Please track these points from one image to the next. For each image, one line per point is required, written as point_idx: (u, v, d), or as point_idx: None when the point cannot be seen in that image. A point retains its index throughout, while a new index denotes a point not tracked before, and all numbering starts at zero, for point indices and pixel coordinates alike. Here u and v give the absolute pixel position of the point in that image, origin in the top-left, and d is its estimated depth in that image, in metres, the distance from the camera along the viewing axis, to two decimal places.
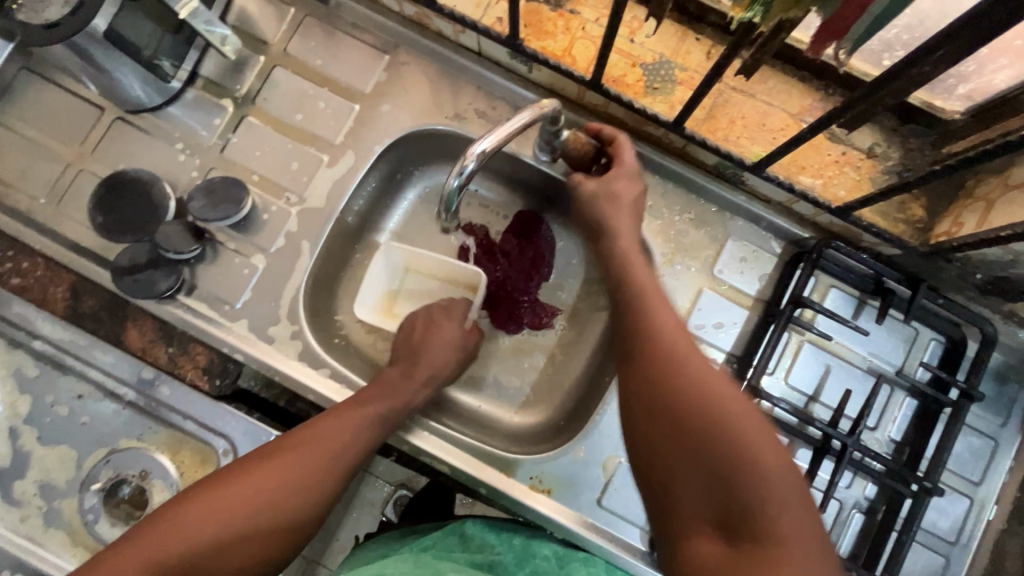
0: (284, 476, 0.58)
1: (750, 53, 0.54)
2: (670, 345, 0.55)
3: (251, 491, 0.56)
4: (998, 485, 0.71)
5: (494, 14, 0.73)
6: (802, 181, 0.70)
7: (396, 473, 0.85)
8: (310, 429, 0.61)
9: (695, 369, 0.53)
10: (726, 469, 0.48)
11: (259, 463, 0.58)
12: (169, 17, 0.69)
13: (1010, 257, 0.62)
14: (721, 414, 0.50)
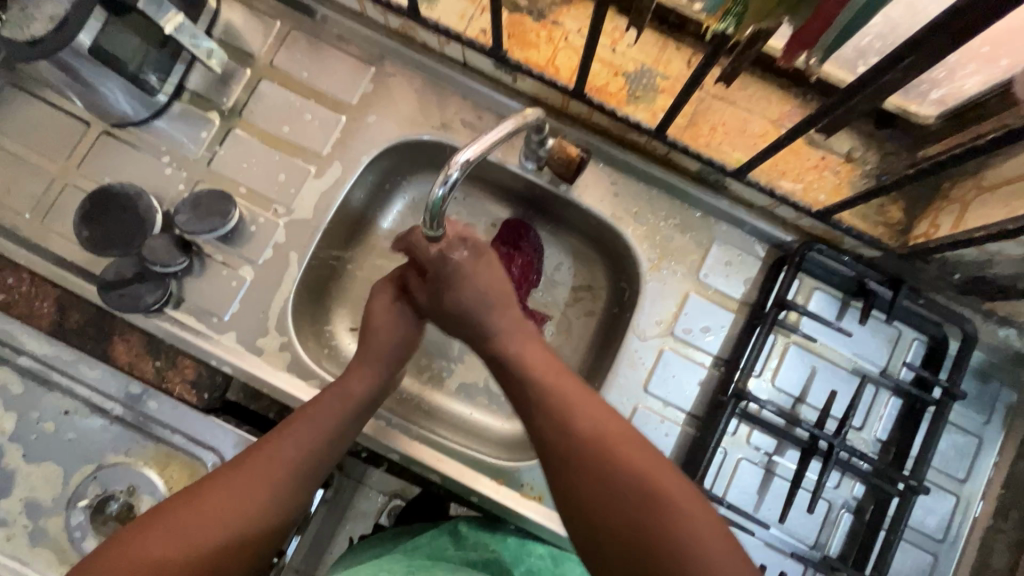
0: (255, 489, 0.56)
1: (729, 61, 0.54)
2: (565, 400, 0.56)
3: (214, 511, 0.53)
4: (983, 481, 0.72)
5: (479, 25, 0.71)
6: (783, 186, 0.68)
7: (389, 482, 0.82)
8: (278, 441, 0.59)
9: (588, 425, 0.54)
10: (640, 520, 0.49)
11: (218, 487, 0.54)
12: (155, 32, 0.69)
13: (984, 258, 0.61)
14: (621, 465, 0.51)
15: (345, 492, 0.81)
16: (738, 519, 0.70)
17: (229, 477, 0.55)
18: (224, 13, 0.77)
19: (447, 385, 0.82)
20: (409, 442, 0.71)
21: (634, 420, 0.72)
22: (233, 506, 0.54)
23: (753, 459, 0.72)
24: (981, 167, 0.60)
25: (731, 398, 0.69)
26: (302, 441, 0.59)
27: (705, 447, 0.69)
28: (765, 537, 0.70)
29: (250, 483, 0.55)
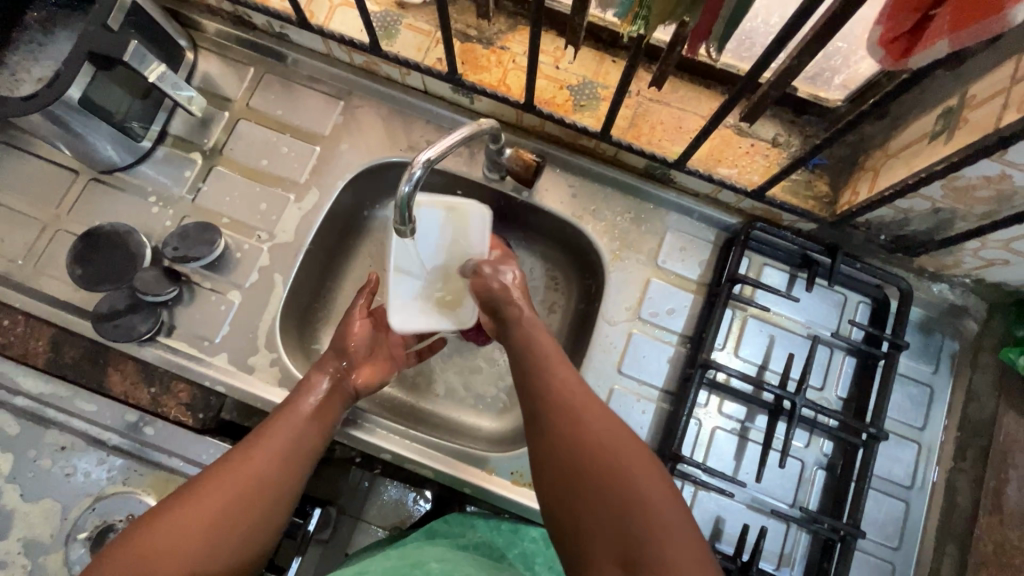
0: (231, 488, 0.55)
1: (656, 67, 0.60)
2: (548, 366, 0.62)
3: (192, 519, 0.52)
4: (940, 428, 0.77)
5: (435, 55, 0.78)
6: (720, 172, 0.75)
7: (388, 516, 0.83)
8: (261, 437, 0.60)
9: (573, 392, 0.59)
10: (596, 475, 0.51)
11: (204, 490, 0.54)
12: (138, 84, 0.75)
13: (901, 217, 0.69)
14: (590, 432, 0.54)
15: (342, 529, 0.81)
16: (718, 483, 0.75)
17: (217, 475, 0.55)
18: (202, 65, 0.84)
19: (434, 390, 0.86)
20: (401, 443, 0.75)
21: (612, 400, 0.77)
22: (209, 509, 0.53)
23: (726, 427, 0.77)
24: (886, 139, 0.68)
25: (698, 368, 0.74)
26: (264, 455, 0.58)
27: (678, 417, 0.73)
28: (744, 499, 0.75)
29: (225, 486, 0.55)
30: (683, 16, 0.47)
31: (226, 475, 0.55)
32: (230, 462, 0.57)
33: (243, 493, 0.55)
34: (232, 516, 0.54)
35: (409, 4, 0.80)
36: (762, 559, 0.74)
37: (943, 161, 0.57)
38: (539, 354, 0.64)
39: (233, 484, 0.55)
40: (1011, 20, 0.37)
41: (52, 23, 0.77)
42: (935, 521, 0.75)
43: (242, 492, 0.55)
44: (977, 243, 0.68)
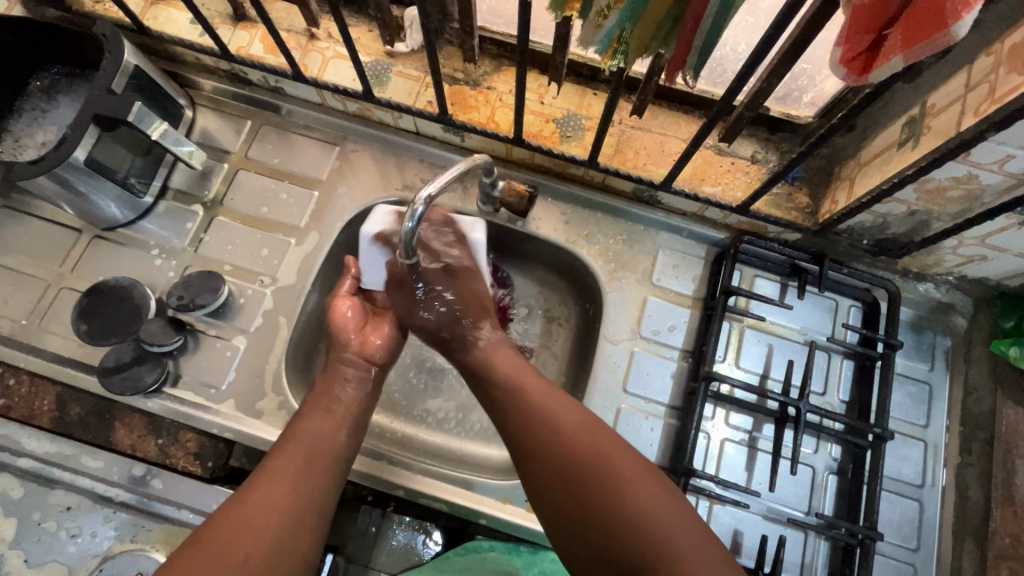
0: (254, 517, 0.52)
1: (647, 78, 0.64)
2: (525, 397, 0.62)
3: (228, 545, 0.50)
4: (944, 425, 0.78)
5: (425, 97, 0.82)
6: (705, 190, 0.79)
7: (397, 561, 0.79)
8: (265, 472, 0.56)
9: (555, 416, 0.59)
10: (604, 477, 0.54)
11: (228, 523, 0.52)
12: (141, 143, 0.78)
13: (879, 221, 0.72)
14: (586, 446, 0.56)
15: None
16: (732, 495, 0.75)
17: (231, 509, 0.53)
18: (201, 120, 0.88)
19: (441, 422, 0.86)
20: (413, 477, 0.74)
21: (620, 419, 0.77)
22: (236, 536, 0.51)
23: (735, 439, 0.77)
24: (856, 149, 0.72)
25: (702, 382, 0.75)
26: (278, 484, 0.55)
27: (687, 432, 0.74)
28: (760, 509, 0.75)
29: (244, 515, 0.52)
30: (660, 48, 0.51)
31: (244, 503, 0.53)
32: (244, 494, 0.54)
33: (265, 526, 0.52)
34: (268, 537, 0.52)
35: (398, 53, 0.84)
36: (784, 571, 0.73)
37: (913, 166, 0.60)
38: (509, 380, 0.64)
39: (249, 510, 0.53)
40: (958, 34, 0.37)
41: (56, 91, 0.80)
42: (951, 517, 0.75)
43: (269, 511, 0.53)
44: (954, 241, 0.71)
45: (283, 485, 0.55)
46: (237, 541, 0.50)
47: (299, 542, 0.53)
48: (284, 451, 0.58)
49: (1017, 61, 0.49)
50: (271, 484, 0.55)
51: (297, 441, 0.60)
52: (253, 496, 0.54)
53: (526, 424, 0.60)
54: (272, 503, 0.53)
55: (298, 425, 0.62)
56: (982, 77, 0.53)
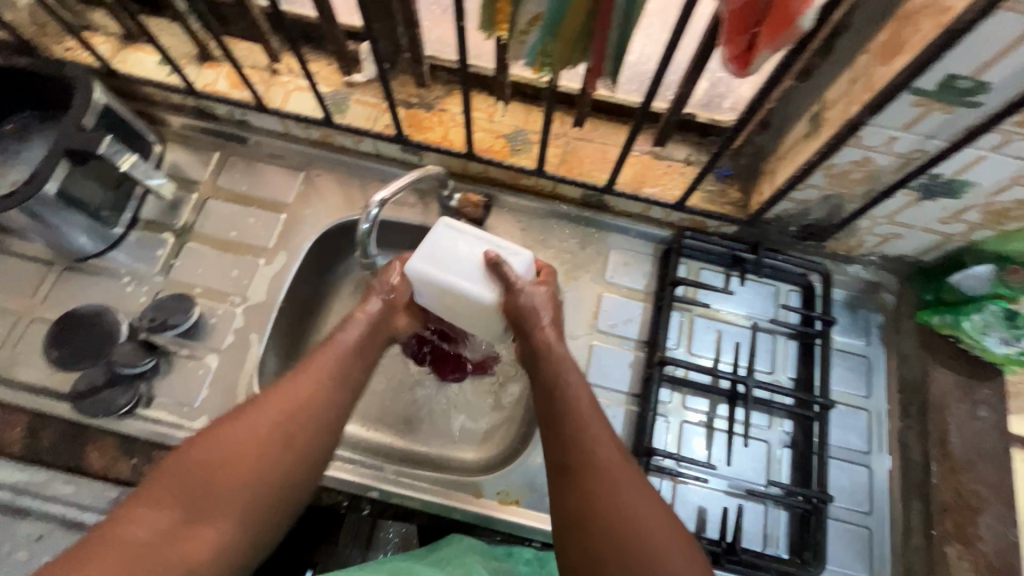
0: (273, 424, 0.59)
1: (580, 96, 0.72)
2: (583, 429, 0.62)
3: (247, 442, 0.57)
4: (883, 393, 0.84)
5: (383, 121, 0.88)
6: (646, 191, 0.86)
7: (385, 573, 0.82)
8: (290, 382, 0.62)
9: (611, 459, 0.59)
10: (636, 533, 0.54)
11: (249, 425, 0.59)
12: (111, 177, 0.82)
13: (801, 208, 0.80)
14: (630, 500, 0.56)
15: None
16: (694, 473, 0.79)
17: (258, 407, 0.60)
18: (170, 154, 0.92)
19: (414, 428, 0.88)
20: (386, 478, 0.76)
21: None
22: (252, 440, 0.58)
23: (693, 420, 0.82)
24: (774, 146, 0.80)
25: (657, 366, 0.80)
26: (300, 392, 0.61)
27: (646, 415, 0.78)
28: (721, 485, 0.79)
29: (268, 416, 0.59)
30: (580, 59, 0.58)
31: (266, 408, 0.60)
32: (271, 395, 0.61)
33: (280, 435, 0.59)
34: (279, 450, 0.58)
35: (356, 83, 0.90)
36: (748, 542, 0.76)
37: (818, 152, 0.68)
38: (573, 398, 0.64)
39: (272, 412, 0.60)
40: (803, 27, 0.44)
41: (27, 132, 0.85)
42: (899, 479, 0.80)
43: (283, 419, 0.60)
44: (868, 221, 0.78)
45: (303, 394, 0.61)
46: (247, 443, 0.58)
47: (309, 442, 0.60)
48: (311, 361, 0.64)
49: (884, 55, 0.58)
50: (280, 396, 0.61)
51: (325, 356, 0.65)
52: (274, 400, 0.61)
53: (575, 445, 0.60)
54: (292, 409, 0.60)
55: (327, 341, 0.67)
56: (861, 70, 0.61)
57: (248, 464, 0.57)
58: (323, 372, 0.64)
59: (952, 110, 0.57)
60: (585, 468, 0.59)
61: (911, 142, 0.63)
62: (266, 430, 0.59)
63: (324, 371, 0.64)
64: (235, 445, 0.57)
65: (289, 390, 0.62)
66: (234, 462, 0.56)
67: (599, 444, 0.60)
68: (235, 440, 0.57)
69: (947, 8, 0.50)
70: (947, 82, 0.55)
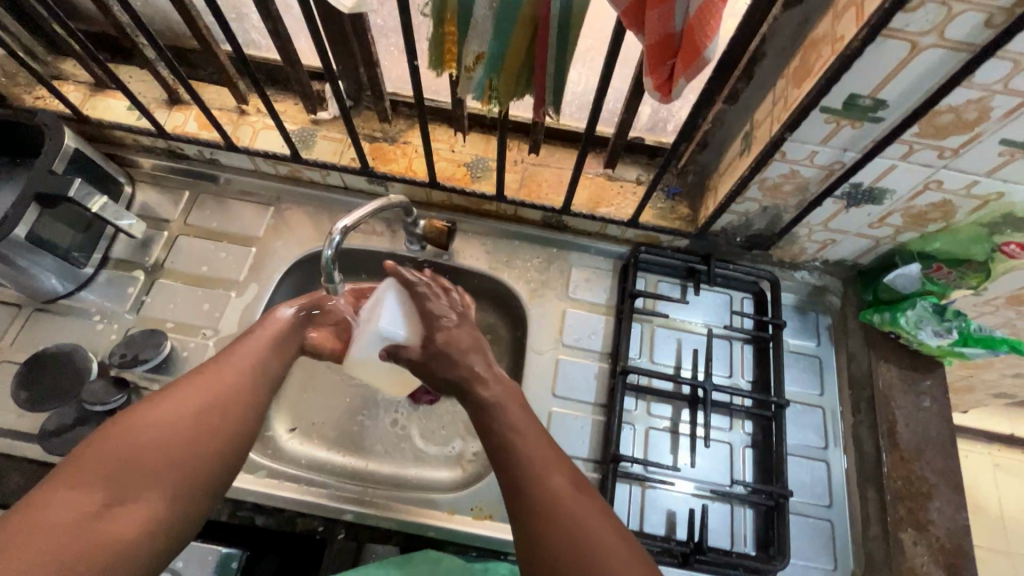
0: (202, 404, 0.57)
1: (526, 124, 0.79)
2: (523, 458, 0.58)
3: (175, 422, 0.55)
4: (835, 391, 0.88)
5: (349, 155, 0.92)
6: (601, 211, 0.91)
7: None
8: (216, 367, 0.61)
9: (556, 485, 0.56)
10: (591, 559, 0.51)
11: (176, 405, 0.56)
12: (82, 219, 0.84)
13: (744, 219, 0.86)
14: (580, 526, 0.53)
15: None
16: (661, 477, 0.81)
17: (185, 389, 0.58)
18: (141, 195, 0.95)
19: (389, 451, 0.89)
20: (360, 500, 0.77)
21: (552, 421, 0.84)
22: (180, 419, 0.55)
23: (658, 426, 0.85)
24: (715, 164, 0.86)
25: (620, 375, 0.84)
26: (229, 376, 0.61)
27: (613, 423, 0.81)
28: (688, 487, 0.81)
29: (197, 397, 0.58)
30: (524, 92, 0.63)
31: (193, 390, 0.58)
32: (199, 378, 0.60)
33: (210, 415, 0.57)
34: (209, 430, 0.56)
35: (322, 120, 0.95)
36: (717, 541, 0.79)
37: (750, 168, 0.74)
38: (508, 428, 0.61)
39: (200, 393, 0.58)
40: (708, 59, 0.49)
41: None
42: (855, 471, 0.84)
43: (212, 400, 0.58)
44: (806, 229, 0.85)
45: (231, 377, 0.61)
46: (175, 425, 0.55)
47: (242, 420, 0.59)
48: (237, 351, 0.64)
49: (797, 79, 0.64)
50: (209, 381, 0.59)
51: (251, 346, 0.65)
52: (202, 382, 0.59)
53: (516, 476, 0.57)
54: (221, 391, 0.59)
55: (252, 333, 0.67)
56: (780, 93, 0.68)
57: (176, 443, 0.54)
58: (251, 361, 0.64)
59: (860, 125, 0.64)
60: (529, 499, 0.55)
61: (830, 155, 0.69)
62: (194, 412, 0.56)
63: (251, 359, 0.64)
64: (160, 425, 0.54)
65: (218, 376, 0.60)
66: (161, 442, 0.53)
67: (543, 472, 0.57)
68: (166, 418, 0.55)
69: (841, 37, 0.56)
70: (851, 101, 0.61)
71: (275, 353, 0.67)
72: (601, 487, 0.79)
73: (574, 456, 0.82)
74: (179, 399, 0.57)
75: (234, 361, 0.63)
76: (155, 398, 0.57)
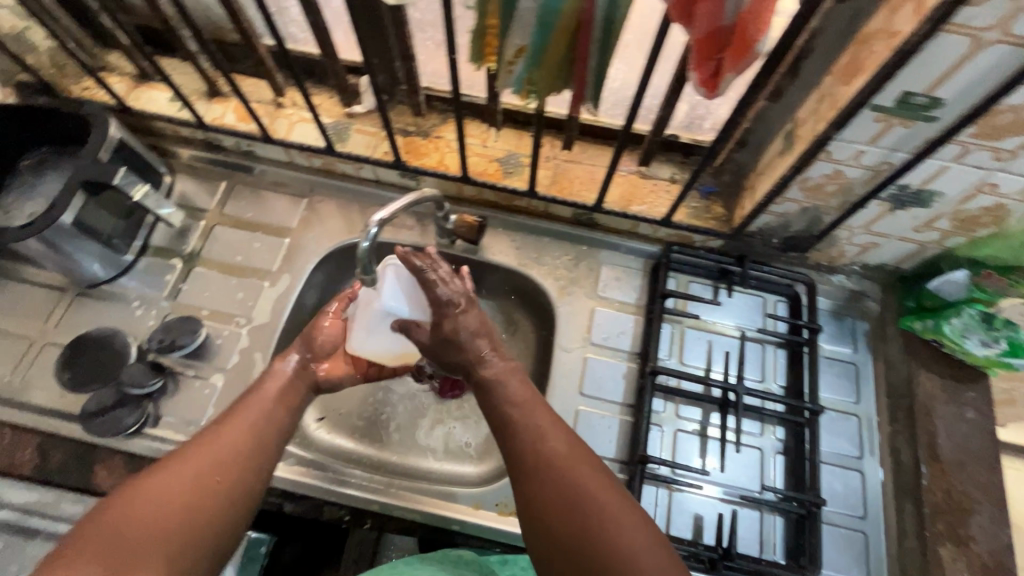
0: (201, 472, 0.58)
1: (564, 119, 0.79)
2: (519, 424, 0.64)
3: (174, 489, 0.55)
4: (872, 399, 0.86)
5: (382, 148, 0.93)
6: (633, 209, 0.90)
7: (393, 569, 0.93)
8: (215, 434, 0.62)
9: (549, 447, 0.61)
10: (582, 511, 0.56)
11: (176, 474, 0.57)
12: (123, 207, 0.86)
13: (781, 220, 0.84)
14: (570, 480, 0.58)
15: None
16: (688, 480, 0.80)
17: (184, 458, 0.58)
18: (180, 184, 0.97)
19: (414, 444, 0.90)
20: (387, 491, 0.78)
21: (579, 420, 0.83)
22: (179, 487, 0.56)
23: (686, 428, 0.84)
24: (753, 164, 0.84)
25: (649, 376, 0.82)
26: (227, 440, 0.61)
27: (641, 424, 0.80)
28: (716, 492, 0.80)
29: (197, 463, 0.58)
30: (563, 87, 0.63)
31: (192, 458, 0.58)
32: (197, 445, 0.60)
33: (209, 481, 0.57)
34: (208, 498, 0.56)
35: (356, 114, 0.95)
36: (745, 548, 0.77)
37: (792, 167, 0.72)
38: (511, 398, 0.67)
39: (199, 460, 0.58)
40: (758, 54, 0.49)
41: (44, 166, 0.89)
42: (891, 482, 0.81)
43: (211, 466, 0.58)
44: (846, 232, 0.82)
45: (230, 442, 0.61)
46: (173, 495, 0.55)
47: (242, 483, 0.59)
48: (237, 413, 0.65)
49: (846, 76, 0.62)
50: (206, 448, 0.60)
51: (250, 407, 0.66)
52: (201, 449, 0.59)
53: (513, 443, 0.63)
54: (220, 457, 0.59)
55: (250, 394, 0.68)
56: (827, 91, 0.66)
57: (176, 512, 0.54)
58: (250, 422, 0.64)
59: (912, 124, 0.62)
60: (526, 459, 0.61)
61: (878, 156, 0.67)
62: (192, 480, 0.57)
63: (251, 419, 0.64)
64: (160, 496, 0.55)
65: (216, 442, 0.61)
66: (160, 513, 0.54)
67: (536, 435, 0.63)
68: (164, 496, 0.55)
69: (897, 33, 0.54)
70: (904, 99, 0.59)
71: (277, 411, 0.67)
72: (627, 489, 0.78)
73: (600, 455, 0.82)
74: (174, 476, 0.56)
75: (233, 429, 0.63)
76: (154, 470, 0.57)
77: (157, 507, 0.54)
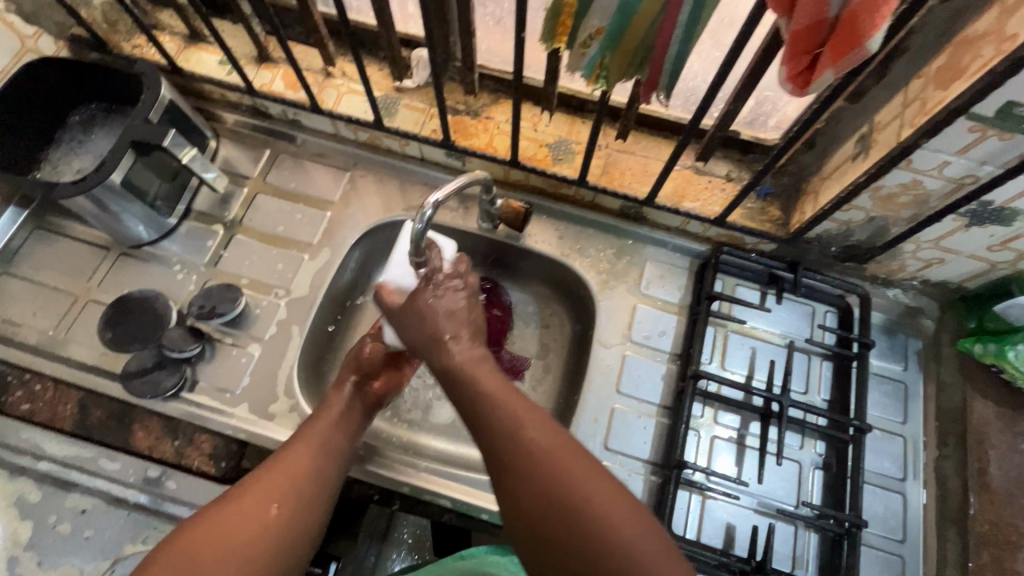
0: (260, 502, 0.56)
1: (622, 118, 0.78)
2: (501, 414, 0.55)
3: (233, 521, 0.54)
4: (921, 421, 0.82)
5: (430, 126, 0.90)
6: (685, 206, 0.87)
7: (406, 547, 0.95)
8: (275, 464, 0.61)
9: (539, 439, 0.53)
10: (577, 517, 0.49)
11: (233, 506, 0.55)
12: (168, 169, 0.86)
13: (844, 228, 0.80)
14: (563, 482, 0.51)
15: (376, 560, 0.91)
16: (723, 488, 0.78)
17: (243, 489, 0.57)
18: (224, 150, 0.96)
19: (444, 428, 0.89)
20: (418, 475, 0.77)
21: (614, 419, 0.82)
22: (236, 521, 0.54)
23: (724, 436, 0.81)
24: (819, 167, 0.80)
25: (690, 380, 0.80)
26: (288, 470, 0.60)
27: (678, 427, 0.78)
28: (750, 502, 0.78)
29: (256, 493, 0.57)
30: (635, 74, 0.59)
31: (252, 487, 0.57)
32: (259, 474, 0.60)
33: (267, 511, 0.56)
34: (268, 531, 0.55)
35: (405, 88, 0.93)
36: (777, 562, 0.76)
37: (867, 174, 0.68)
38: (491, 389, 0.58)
39: (259, 490, 0.57)
40: (868, 50, 0.45)
41: (93, 123, 0.89)
42: (933, 507, 0.79)
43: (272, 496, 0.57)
44: (912, 245, 0.78)
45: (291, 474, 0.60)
46: (231, 526, 0.53)
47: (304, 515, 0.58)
48: (296, 442, 0.65)
49: (941, 80, 0.58)
50: (267, 479, 0.59)
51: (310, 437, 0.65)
52: (262, 479, 0.59)
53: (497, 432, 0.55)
54: (281, 488, 0.58)
55: (310, 424, 0.68)
56: (915, 95, 0.62)
57: (235, 545, 0.52)
58: (311, 451, 0.64)
59: (1010, 137, 0.57)
60: (511, 452, 0.53)
61: (963, 168, 0.63)
62: (249, 509, 0.55)
63: (312, 449, 0.64)
64: (219, 528, 0.53)
65: (275, 474, 0.60)
66: (219, 546, 0.52)
67: (522, 424, 0.54)
68: (225, 529, 0.53)
69: (1012, 36, 0.50)
70: (1006, 110, 0.55)
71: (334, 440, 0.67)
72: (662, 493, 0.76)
73: (634, 456, 0.80)
74: (227, 517, 0.54)
75: (291, 460, 0.62)
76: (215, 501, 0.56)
77: (210, 560, 0.51)
